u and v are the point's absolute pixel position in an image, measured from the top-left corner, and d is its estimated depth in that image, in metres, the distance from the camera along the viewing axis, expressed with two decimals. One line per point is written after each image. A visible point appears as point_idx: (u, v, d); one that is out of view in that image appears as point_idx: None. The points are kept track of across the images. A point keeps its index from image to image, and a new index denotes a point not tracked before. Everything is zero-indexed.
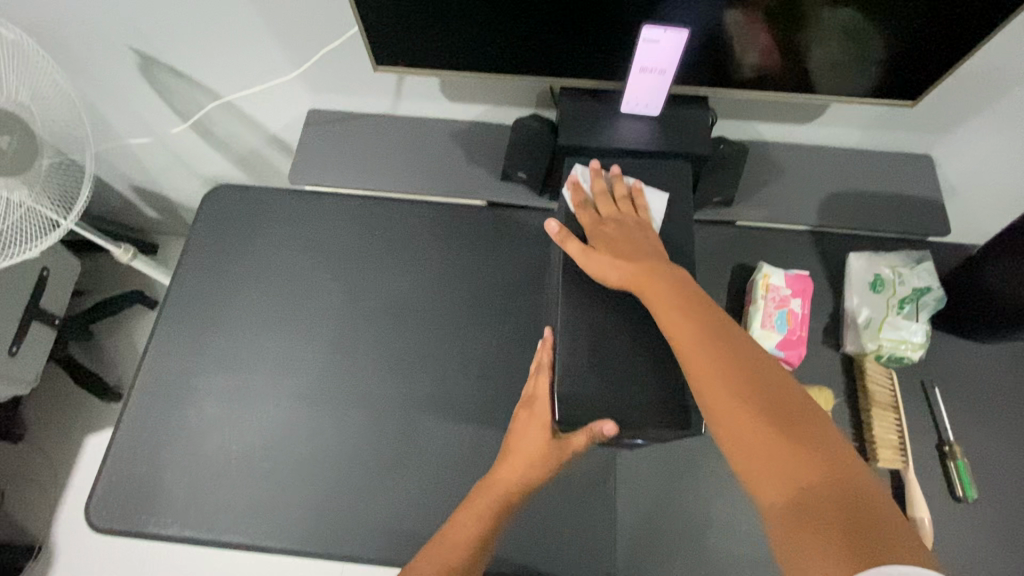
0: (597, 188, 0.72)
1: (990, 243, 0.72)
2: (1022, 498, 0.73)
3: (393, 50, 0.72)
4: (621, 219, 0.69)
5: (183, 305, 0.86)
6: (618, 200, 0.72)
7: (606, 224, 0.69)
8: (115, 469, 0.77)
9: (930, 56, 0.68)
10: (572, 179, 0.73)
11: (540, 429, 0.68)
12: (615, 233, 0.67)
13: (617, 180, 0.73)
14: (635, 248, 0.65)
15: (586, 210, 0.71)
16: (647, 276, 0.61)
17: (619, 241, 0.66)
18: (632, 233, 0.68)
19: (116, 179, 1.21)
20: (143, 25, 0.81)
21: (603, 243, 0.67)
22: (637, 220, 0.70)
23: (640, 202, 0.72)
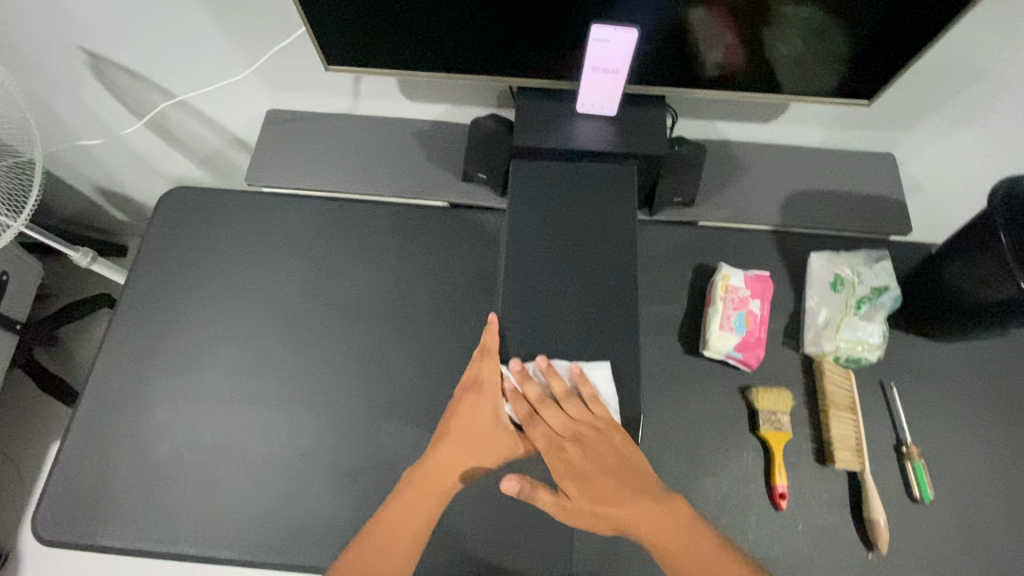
0: (534, 397, 0.65)
1: (951, 241, 0.72)
2: (977, 497, 0.73)
3: (341, 49, 0.70)
4: (578, 434, 0.63)
5: (136, 311, 0.84)
6: (564, 406, 0.64)
7: (566, 443, 0.64)
8: (62, 481, 0.75)
9: (882, 55, 0.68)
10: (508, 392, 0.66)
11: (486, 412, 0.66)
12: (580, 456, 0.63)
13: (553, 380, 0.64)
14: (606, 478, 0.62)
15: (535, 431, 0.64)
16: (630, 508, 0.62)
17: (585, 471, 0.63)
18: (593, 449, 0.63)
19: (78, 179, 1.19)
20: (88, 22, 0.78)
21: (574, 483, 0.63)
22: (602, 427, 0.63)
23: (587, 394, 0.64)
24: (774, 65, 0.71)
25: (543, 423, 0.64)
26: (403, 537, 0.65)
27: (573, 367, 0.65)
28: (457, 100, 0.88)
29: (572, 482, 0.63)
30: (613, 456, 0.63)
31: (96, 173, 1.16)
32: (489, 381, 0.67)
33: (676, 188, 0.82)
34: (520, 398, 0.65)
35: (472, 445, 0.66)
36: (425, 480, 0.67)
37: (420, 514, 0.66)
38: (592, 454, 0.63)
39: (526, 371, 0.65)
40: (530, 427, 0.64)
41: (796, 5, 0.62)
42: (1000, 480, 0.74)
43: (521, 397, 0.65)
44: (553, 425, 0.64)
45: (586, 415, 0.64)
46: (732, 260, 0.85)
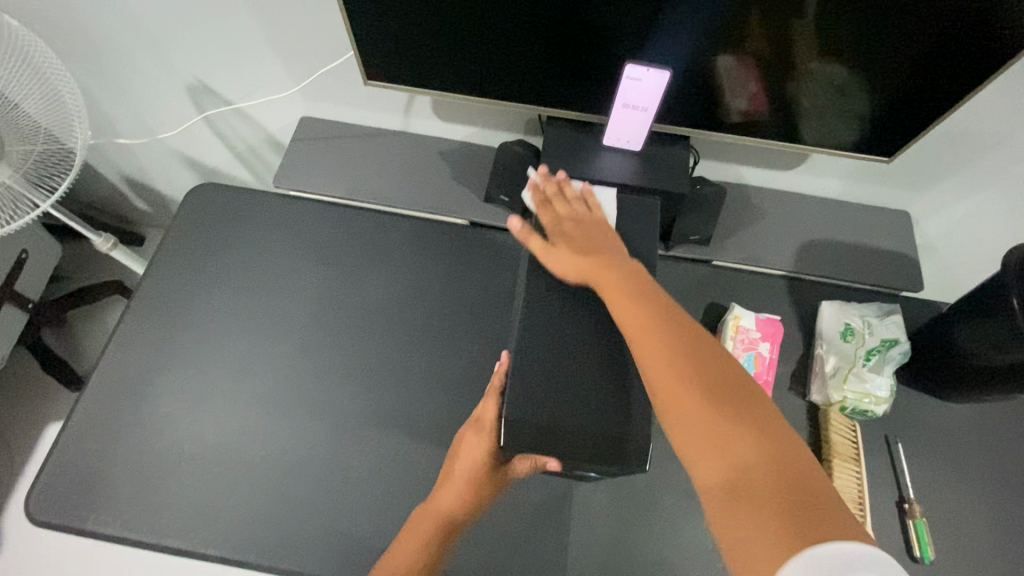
0: (552, 192, 0.73)
1: (961, 303, 0.73)
2: (978, 561, 0.72)
3: (382, 67, 0.73)
4: (577, 215, 0.71)
5: (153, 300, 0.85)
6: (571, 203, 0.73)
7: (565, 222, 0.71)
8: (61, 462, 0.76)
9: (905, 116, 0.70)
10: (531, 183, 0.76)
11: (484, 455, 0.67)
12: (574, 230, 0.69)
13: (567, 184, 0.74)
14: (594, 247, 0.67)
15: (544, 211, 0.72)
16: (597, 265, 0.64)
17: (579, 238, 0.68)
18: (586, 226, 0.69)
19: (109, 169, 1.21)
20: (142, 22, 0.82)
21: (563, 239, 0.69)
22: (593, 217, 0.70)
23: (592, 201, 0.73)
24: (798, 117, 0.73)
25: (552, 208, 0.72)
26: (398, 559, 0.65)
27: (584, 184, 0.74)
28: (488, 123, 0.91)
29: (564, 244, 0.68)
30: (600, 231, 0.69)
31: (126, 163, 1.18)
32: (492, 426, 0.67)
33: (693, 225, 0.84)
34: (538, 190, 0.75)
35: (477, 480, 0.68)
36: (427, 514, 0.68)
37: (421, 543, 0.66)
38: (589, 226, 0.69)
39: (548, 174, 0.75)
40: (541, 208, 0.72)
41: (821, 61, 0.65)
42: (1002, 548, 0.73)
43: (539, 189, 0.75)
44: (559, 213, 0.72)
45: (590, 212, 0.71)
46: (744, 302, 0.86)
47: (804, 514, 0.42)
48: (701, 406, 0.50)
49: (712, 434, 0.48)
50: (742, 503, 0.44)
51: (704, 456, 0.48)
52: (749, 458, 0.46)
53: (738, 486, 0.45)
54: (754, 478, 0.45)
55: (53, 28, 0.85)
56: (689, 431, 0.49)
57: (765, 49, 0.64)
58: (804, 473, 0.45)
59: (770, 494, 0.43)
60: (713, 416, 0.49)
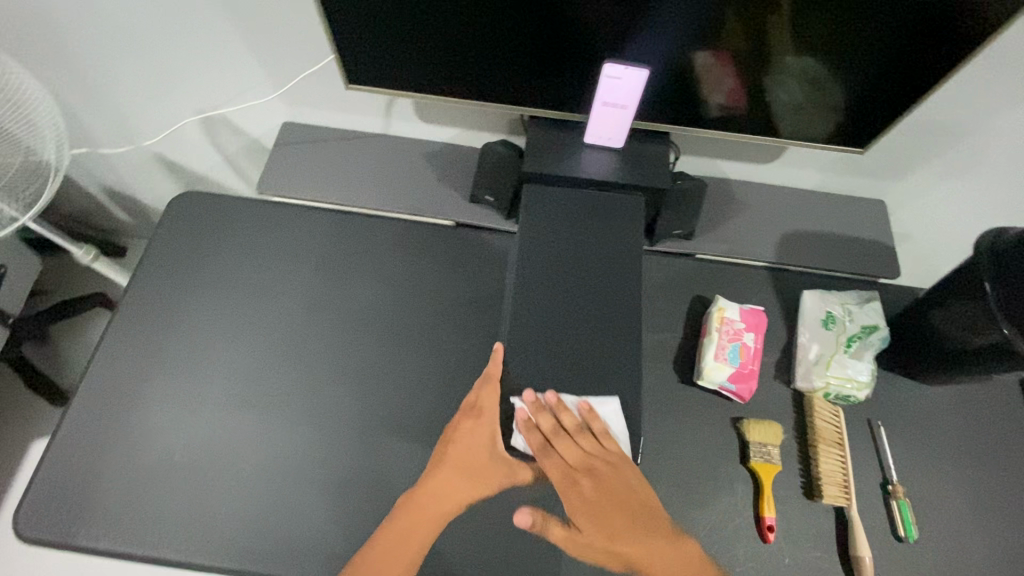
0: (549, 427, 0.66)
1: (937, 288, 0.75)
2: (960, 538, 0.74)
3: (363, 71, 0.73)
4: (591, 467, 0.66)
5: (137, 312, 0.84)
6: (575, 438, 0.66)
7: (576, 474, 0.66)
8: (48, 478, 0.75)
9: (877, 107, 0.72)
10: (521, 421, 0.66)
11: (480, 441, 0.68)
12: (592, 496, 0.66)
13: (563, 411, 0.66)
14: (623, 522, 0.65)
15: (548, 461, 0.66)
16: (621, 527, 0.65)
17: (596, 505, 0.65)
18: (604, 482, 0.66)
19: (87, 180, 1.20)
20: (117, 31, 0.81)
21: (585, 511, 0.66)
22: (608, 464, 0.66)
23: (595, 428, 0.66)
24: (776, 110, 0.75)
25: (557, 456, 0.66)
26: (400, 559, 0.66)
27: (581, 404, 0.67)
28: (470, 124, 0.91)
29: (583, 519, 0.65)
30: (624, 490, 0.65)
31: (105, 174, 1.17)
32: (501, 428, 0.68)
33: (676, 220, 0.85)
34: (534, 428, 0.66)
35: (469, 466, 0.69)
36: (415, 507, 0.69)
37: (416, 536, 0.67)
38: (602, 478, 0.66)
39: (538, 402, 0.66)
40: (545, 461, 0.66)
41: (796, 55, 0.66)
42: (983, 524, 0.75)
43: (535, 427, 0.66)
44: (566, 458, 0.66)
45: (600, 447, 0.66)
46: (727, 293, 0.87)
47: None
48: None
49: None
50: None
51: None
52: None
53: None
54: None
55: (24, 38, 0.83)
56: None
57: (742, 44, 0.65)
58: None
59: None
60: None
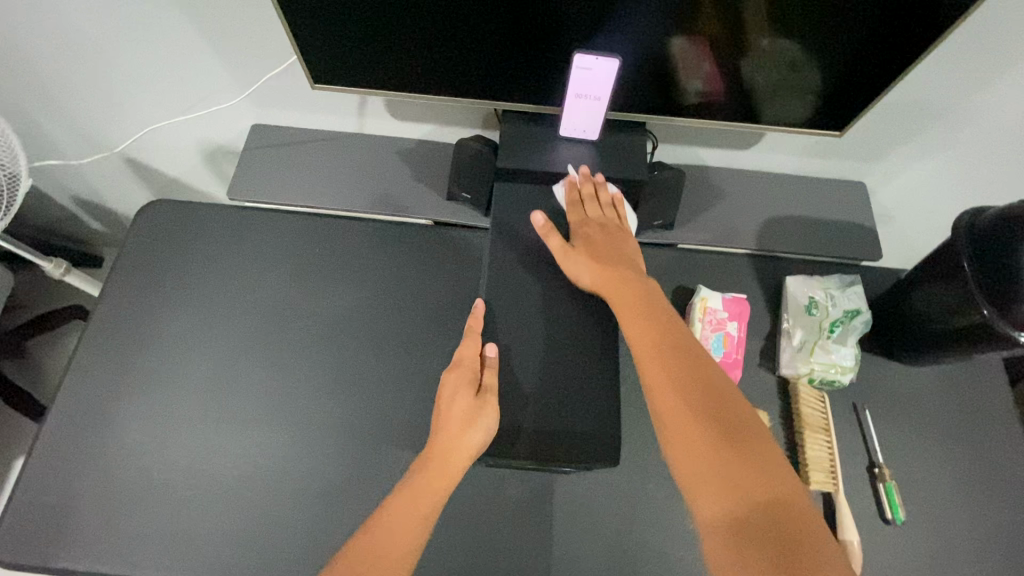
0: (584, 194, 0.76)
1: (920, 269, 0.75)
2: (947, 517, 0.74)
3: (329, 69, 0.71)
4: (605, 225, 0.74)
5: (109, 326, 0.82)
6: (602, 209, 0.76)
7: (592, 224, 0.74)
8: (24, 500, 0.73)
9: (853, 89, 0.71)
10: (568, 178, 0.77)
11: (464, 394, 0.66)
12: (599, 240, 0.73)
13: (601, 186, 0.77)
14: (616, 263, 0.71)
15: (575, 211, 0.75)
16: (618, 281, 0.69)
17: (602, 253, 0.72)
18: (612, 239, 0.73)
19: (56, 190, 1.17)
20: (68, 38, 0.78)
21: (584, 244, 0.73)
22: (621, 230, 0.75)
23: (620, 211, 0.77)
24: (752, 94, 0.74)
25: (583, 210, 0.75)
26: (395, 546, 0.59)
27: (618, 192, 0.78)
28: (444, 120, 0.89)
29: (582, 253, 0.72)
30: (628, 252, 0.73)
31: (75, 184, 1.14)
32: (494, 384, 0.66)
33: (655, 211, 0.84)
34: (575, 189, 0.77)
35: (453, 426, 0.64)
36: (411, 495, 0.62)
37: (414, 521, 0.61)
38: (613, 238, 0.73)
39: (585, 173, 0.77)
40: (572, 208, 0.75)
41: (772, 38, 0.65)
42: (968, 504, 0.75)
43: (576, 188, 0.77)
44: (589, 215, 0.75)
45: (619, 223, 0.76)
46: (710, 283, 0.87)
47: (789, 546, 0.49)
48: (707, 441, 0.55)
49: (718, 464, 0.54)
50: (721, 481, 0.53)
51: (706, 487, 0.53)
52: (753, 493, 0.52)
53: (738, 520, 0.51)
54: (751, 517, 0.51)
55: None
56: (683, 446, 0.55)
57: (716, 29, 0.64)
58: (796, 507, 0.51)
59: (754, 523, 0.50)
60: (721, 450, 0.54)
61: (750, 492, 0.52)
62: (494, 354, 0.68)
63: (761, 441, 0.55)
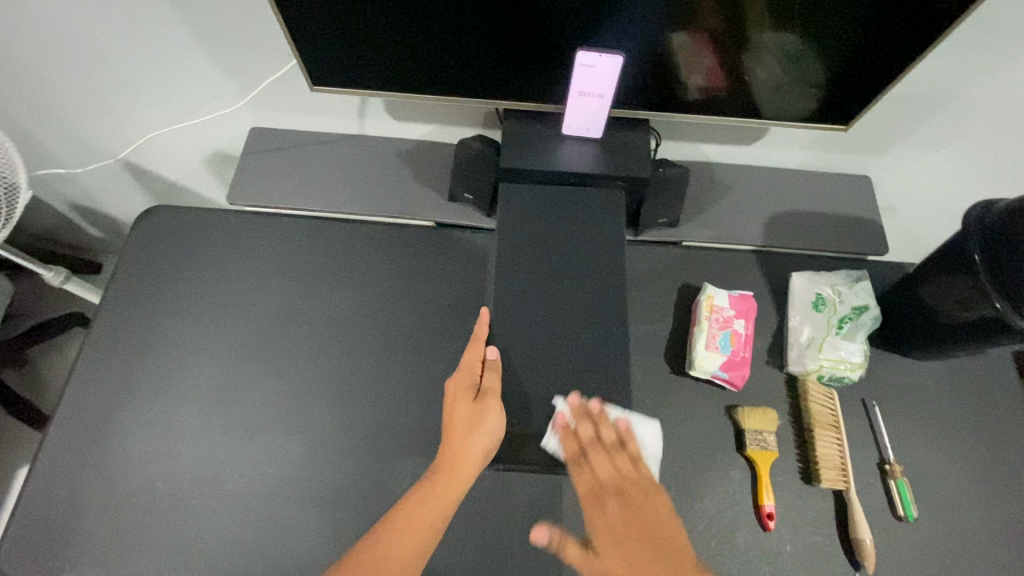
0: (585, 436, 0.66)
1: (927, 263, 0.74)
2: (958, 512, 0.74)
3: (328, 71, 0.70)
4: (622, 488, 0.65)
5: (110, 334, 0.81)
6: (611, 453, 0.66)
7: (608, 493, 0.65)
8: (28, 512, 0.72)
9: (859, 82, 0.71)
10: (560, 423, 0.66)
11: (463, 402, 0.66)
12: (622, 532, 0.62)
13: (601, 418, 0.66)
14: (652, 552, 0.60)
15: (581, 473, 0.66)
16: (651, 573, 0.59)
17: (625, 529, 0.62)
18: (634, 506, 0.64)
19: (53, 198, 1.16)
20: (61, 43, 0.76)
21: (604, 536, 0.63)
22: (639, 485, 0.65)
23: (629, 440, 0.67)
24: (755, 89, 0.73)
25: (590, 470, 0.66)
26: (398, 557, 0.59)
27: (623, 419, 0.67)
28: (445, 120, 0.89)
29: (607, 547, 0.62)
30: (657, 530, 0.62)
31: (72, 192, 1.13)
32: (494, 385, 0.66)
33: (660, 208, 0.83)
34: (572, 435, 0.66)
35: (454, 433, 0.65)
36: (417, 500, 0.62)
37: (418, 531, 0.61)
38: (633, 505, 0.64)
39: (581, 407, 0.66)
40: (578, 467, 0.66)
41: (774, 32, 0.64)
42: (981, 498, 0.75)
43: (572, 435, 0.66)
44: (599, 472, 0.65)
45: (634, 470, 0.66)
46: (716, 280, 0.86)
47: None
48: None
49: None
50: None
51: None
52: None
53: None
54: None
55: None
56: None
57: (718, 23, 0.63)
58: None
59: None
60: None
61: None
62: (494, 355, 0.68)
63: None
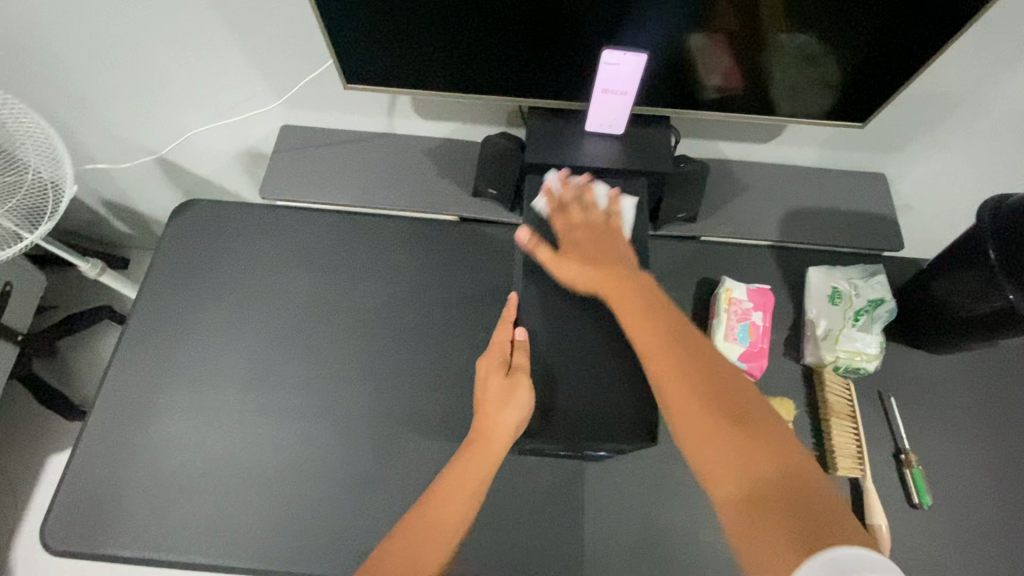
0: (568, 197, 0.76)
1: (942, 257, 0.75)
2: (974, 502, 0.75)
3: (363, 69, 0.73)
4: (593, 228, 0.74)
5: (149, 322, 0.85)
6: (588, 211, 0.75)
7: (576, 230, 0.74)
8: (73, 490, 0.75)
9: (877, 81, 0.72)
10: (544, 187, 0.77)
11: (495, 379, 0.69)
12: (592, 249, 0.71)
13: (583, 187, 0.76)
14: (609, 261, 0.70)
15: (559, 218, 0.75)
16: (613, 281, 0.68)
17: (592, 249, 0.71)
18: (606, 248, 0.72)
19: (87, 194, 1.20)
20: (108, 43, 0.80)
21: (574, 249, 0.72)
22: (613, 233, 0.74)
23: (614, 208, 0.76)
24: (770, 88, 0.75)
25: (567, 215, 0.75)
26: (436, 541, 0.59)
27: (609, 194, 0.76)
28: (470, 118, 0.91)
29: (573, 254, 0.71)
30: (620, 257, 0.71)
31: (105, 188, 1.17)
32: (523, 362, 0.68)
33: (680, 204, 0.86)
34: (555, 196, 0.76)
35: (487, 409, 0.67)
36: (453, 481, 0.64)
37: (455, 512, 0.62)
38: (604, 245, 0.72)
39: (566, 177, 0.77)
40: (556, 215, 0.75)
41: (790, 33, 0.66)
42: (997, 489, 0.76)
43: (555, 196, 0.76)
44: (574, 218, 0.74)
45: (609, 232, 0.74)
46: (734, 274, 0.88)
47: (806, 520, 0.47)
48: (710, 428, 0.55)
49: (722, 444, 0.53)
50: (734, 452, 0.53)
51: (714, 468, 0.53)
52: (760, 464, 0.51)
53: (752, 494, 0.50)
54: (768, 485, 0.50)
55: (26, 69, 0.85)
56: (693, 438, 0.55)
57: (735, 24, 0.65)
58: (812, 483, 0.50)
59: (763, 497, 0.50)
60: (729, 430, 0.54)
61: (755, 478, 0.51)
62: (522, 336, 0.70)
63: (770, 422, 0.55)
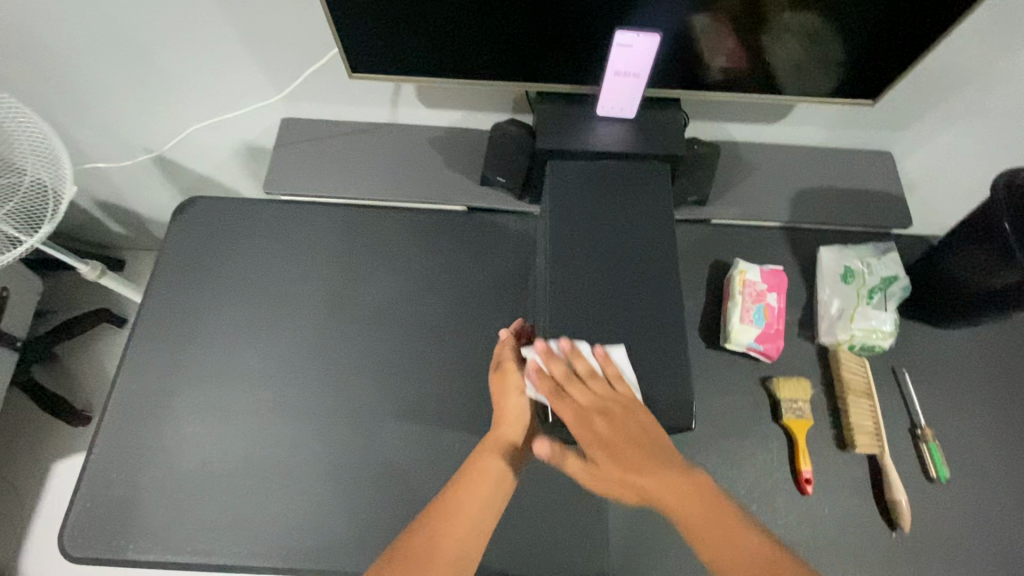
0: (561, 373, 0.64)
1: (951, 233, 0.76)
2: (989, 474, 0.76)
3: (368, 57, 0.71)
4: (604, 407, 0.63)
5: (156, 323, 0.83)
6: (589, 382, 0.64)
7: (593, 418, 0.63)
8: (89, 495, 0.74)
9: (889, 57, 0.72)
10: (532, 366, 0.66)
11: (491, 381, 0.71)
12: (615, 443, 0.62)
13: (573, 356, 0.65)
14: (639, 455, 0.62)
15: (564, 407, 0.64)
16: (654, 485, 0.61)
17: (615, 446, 0.62)
18: (625, 429, 0.62)
19: (82, 195, 1.17)
20: (101, 37, 0.77)
21: (599, 448, 0.62)
22: (625, 404, 0.63)
23: (611, 370, 0.65)
24: (773, 69, 0.74)
25: (569, 399, 0.64)
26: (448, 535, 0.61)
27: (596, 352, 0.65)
28: (476, 107, 0.90)
29: (599, 455, 0.62)
30: (641, 430, 0.62)
31: (101, 189, 1.15)
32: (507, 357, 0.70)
33: (691, 188, 0.85)
34: (546, 377, 0.65)
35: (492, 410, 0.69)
36: (470, 476, 0.65)
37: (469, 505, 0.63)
38: (621, 425, 0.62)
39: (550, 349, 0.65)
40: (558, 404, 0.64)
41: (793, 12, 0.65)
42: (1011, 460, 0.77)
43: (547, 375, 0.65)
44: (579, 401, 0.64)
45: (615, 396, 0.64)
46: (746, 257, 0.88)
47: None
48: None
49: None
50: None
51: None
52: None
53: None
54: None
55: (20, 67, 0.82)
56: None
57: (738, 5, 0.64)
58: None
59: None
60: None
61: None
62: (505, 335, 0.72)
63: None
